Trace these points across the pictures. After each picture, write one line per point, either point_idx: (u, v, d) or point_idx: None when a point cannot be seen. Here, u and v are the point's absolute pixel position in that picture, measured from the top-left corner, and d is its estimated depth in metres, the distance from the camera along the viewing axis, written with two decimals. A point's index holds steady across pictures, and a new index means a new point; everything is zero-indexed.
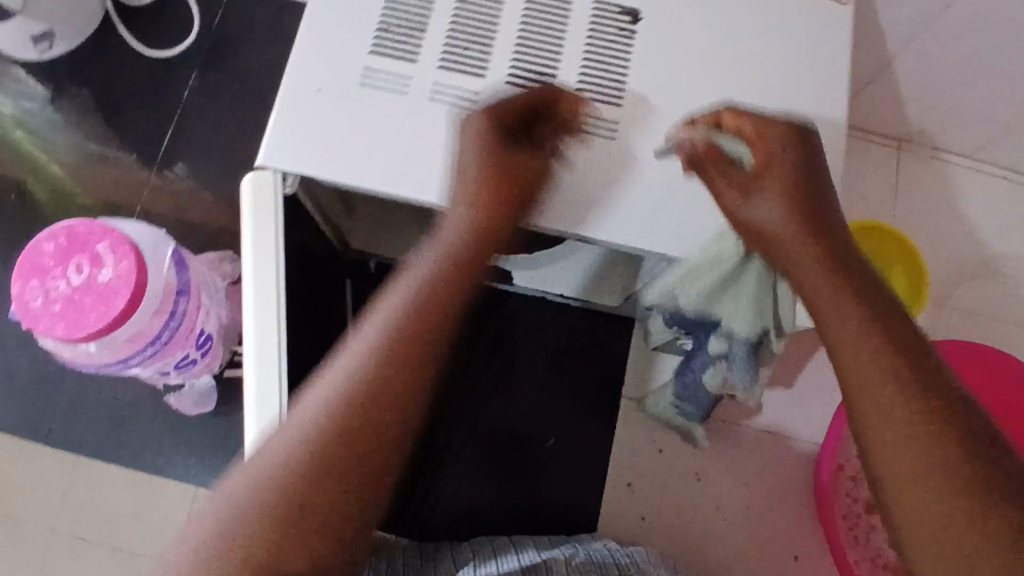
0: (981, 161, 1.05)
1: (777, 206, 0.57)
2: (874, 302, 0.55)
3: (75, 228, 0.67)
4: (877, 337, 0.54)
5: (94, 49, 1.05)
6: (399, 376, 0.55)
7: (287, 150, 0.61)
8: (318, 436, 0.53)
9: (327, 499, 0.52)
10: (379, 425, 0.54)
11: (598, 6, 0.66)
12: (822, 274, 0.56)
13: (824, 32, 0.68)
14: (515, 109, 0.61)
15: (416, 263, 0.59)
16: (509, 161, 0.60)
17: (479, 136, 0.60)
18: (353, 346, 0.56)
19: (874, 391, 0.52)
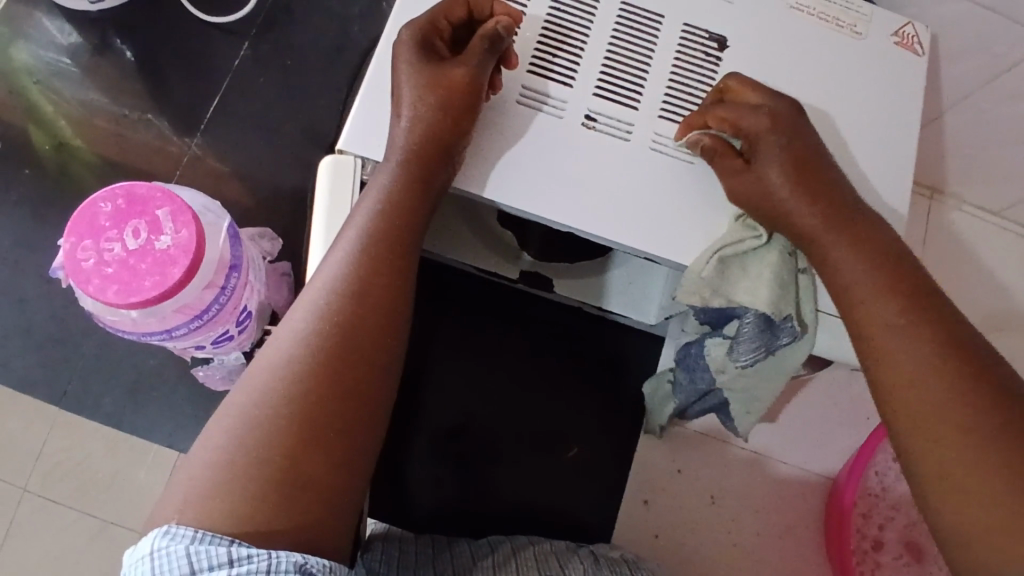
0: (1004, 218, 1.11)
1: (773, 157, 0.59)
2: (863, 238, 0.56)
3: (135, 191, 0.67)
4: (874, 276, 0.54)
5: (145, 15, 1.09)
6: (376, 287, 0.55)
7: (367, 137, 0.60)
8: (300, 358, 0.51)
9: (318, 419, 0.50)
10: (370, 341, 0.53)
11: (687, 29, 0.66)
12: (807, 217, 0.57)
13: (909, 80, 0.69)
14: (438, 28, 0.62)
15: (378, 178, 0.58)
16: (445, 74, 0.60)
17: (406, 51, 0.60)
18: (330, 262, 0.56)
19: (884, 332, 0.52)
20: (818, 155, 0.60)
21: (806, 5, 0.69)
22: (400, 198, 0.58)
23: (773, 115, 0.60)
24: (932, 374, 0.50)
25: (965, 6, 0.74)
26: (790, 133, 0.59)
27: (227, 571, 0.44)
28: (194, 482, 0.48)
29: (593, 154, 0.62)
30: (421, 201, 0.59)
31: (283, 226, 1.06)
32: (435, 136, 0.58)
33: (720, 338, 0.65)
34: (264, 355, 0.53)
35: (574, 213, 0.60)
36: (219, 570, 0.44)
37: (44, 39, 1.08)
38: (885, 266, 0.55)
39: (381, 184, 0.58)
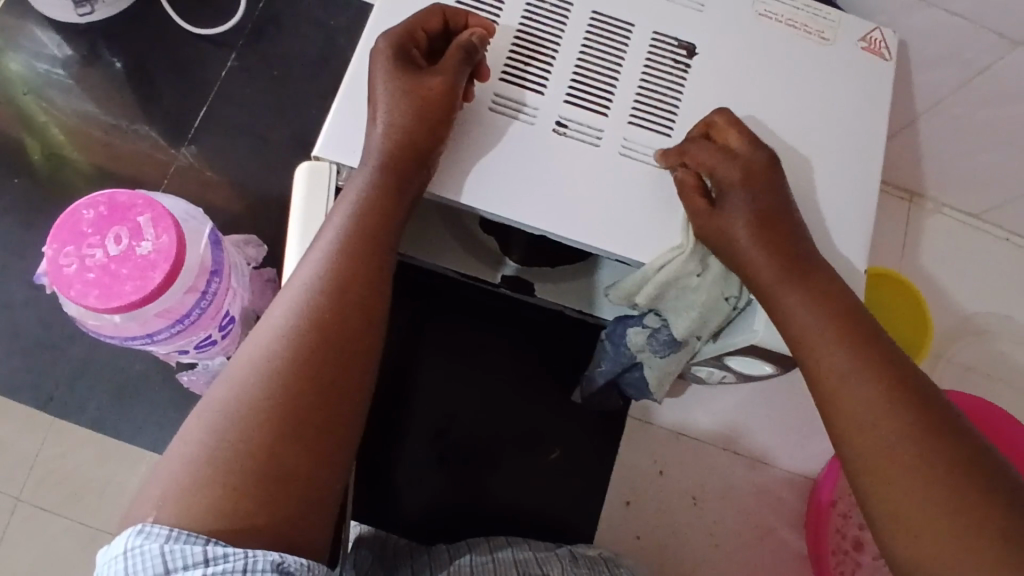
0: (985, 222, 1.12)
1: (738, 206, 0.60)
2: (825, 297, 0.57)
3: (117, 197, 0.69)
4: (832, 332, 0.55)
5: (135, 24, 1.11)
6: (355, 290, 0.56)
7: (343, 144, 0.61)
8: (274, 359, 0.52)
9: (294, 416, 0.50)
10: (349, 338, 0.54)
11: (656, 37, 0.68)
12: (766, 270, 0.58)
13: (874, 84, 0.71)
14: (416, 36, 0.63)
15: (354, 182, 0.60)
16: (421, 82, 0.61)
17: (383, 60, 0.61)
18: (308, 262, 0.57)
19: (841, 380, 0.54)
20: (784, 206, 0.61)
21: (775, 13, 0.71)
22: (378, 199, 0.59)
23: (743, 164, 0.61)
24: (887, 424, 0.51)
25: (934, 12, 0.75)
26: (762, 183, 0.60)
27: (203, 569, 0.45)
28: (174, 479, 0.48)
29: (564, 160, 0.63)
30: (398, 204, 0.60)
31: (271, 232, 1.07)
32: (410, 143, 0.59)
33: (640, 327, 0.73)
34: (243, 354, 0.53)
35: (548, 218, 0.62)
36: (193, 569, 0.45)
37: (35, 50, 1.10)
38: (843, 319, 0.56)
39: (359, 188, 0.59)
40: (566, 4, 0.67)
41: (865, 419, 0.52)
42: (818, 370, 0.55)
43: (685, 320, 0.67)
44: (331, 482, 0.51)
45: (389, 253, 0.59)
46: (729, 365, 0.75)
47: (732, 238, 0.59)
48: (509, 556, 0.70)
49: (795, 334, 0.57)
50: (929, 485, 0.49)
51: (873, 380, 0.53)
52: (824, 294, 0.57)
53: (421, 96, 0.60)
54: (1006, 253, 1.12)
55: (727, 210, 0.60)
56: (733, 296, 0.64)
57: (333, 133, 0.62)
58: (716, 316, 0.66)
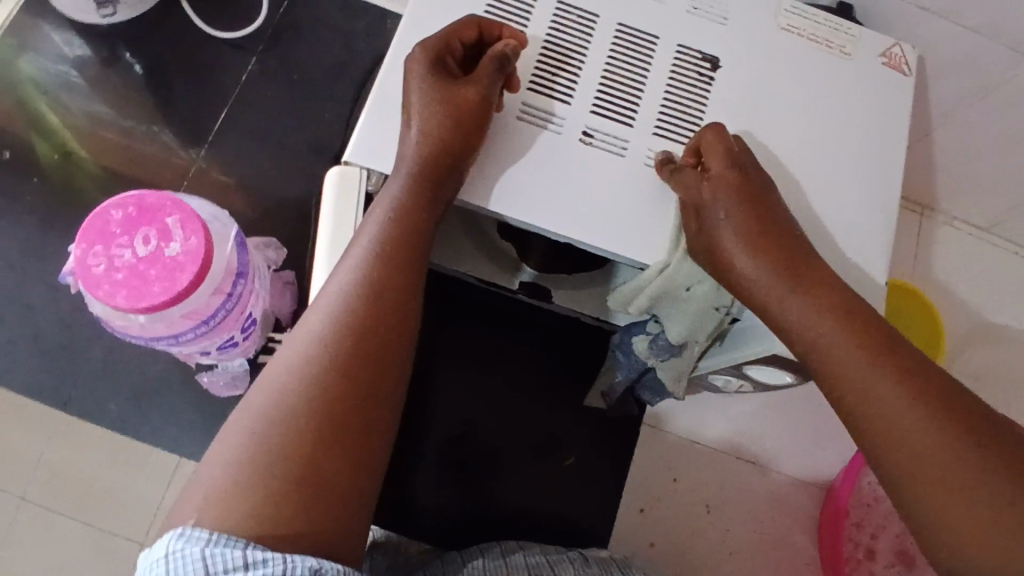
0: (994, 234, 1.13)
1: (724, 218, 0.60)
2: (816, 284, 0.57)
3: (145, 199, 0.69)
4: (829, 317, 0.55)
5: (154, 28, 1.12)
6: (390, 297, 0.56)
7: (372, 149, 0.62)
8: (312, 365, 0.52)
9: (332, 419, 0.51)
10: (383, 342, 0.55)
11: (680, 50, 0.69)
12: (755, 267, 0.58)
13: (893, 97, 0.72)
14: (450, 47, 0.64)
15: (389, 189, 0.60)
16: (455, 93, 0.62)
17: (419, 69, 0.62)
18: (343, 267, 0.57)
19: (851, 374, 0.52)
20: (771, 206, 0.61)
21: (796, 26, 0.72)
22: (412, 207, 0.60)
23: (724, 178, 0.61)
24: (908, 411, 0.50)
25: (952, 28, 0.76)
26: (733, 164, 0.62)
27: (243, 574, 0.45)
28: (215, 482, 0.48)
29: (593, 170, 0.64)
30: (430, 210, 0.61)
31: (287, 236, 1.08)
32: (446, 150, 0.60)
33: (642, 334, 0.75)
34: (280, 358, 0.54)
35: (576, 227, 0.62)
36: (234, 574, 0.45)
37: (53, 52, 1.10)
38: (840, 305, 0.55)
39: (393, 195, 0.60)
40: (593, 16, 0.68)
41: (873, 400, 0.51)
42: (829, 369, 0.54)
43: (681, 324, 0.68)
44: (366, 488, 0.51)
45: (422, 261, 0.60)
46: (748, 374, 0.75)
47: (719, 245, 0.60)
48: (527, 558, 0.70)
49: (791, 327, 0.57)
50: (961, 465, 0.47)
51: (883, 365, 0.52)
52: (820, 287, 0.57)
53: (458, 106, 0.62)
54: (1015, 265, 1.13)
55: (713, 222, 0.60)
56: (723, 305, 0.65)
57: (364, 139, 0.62)
58: (711, 321, 0.67)
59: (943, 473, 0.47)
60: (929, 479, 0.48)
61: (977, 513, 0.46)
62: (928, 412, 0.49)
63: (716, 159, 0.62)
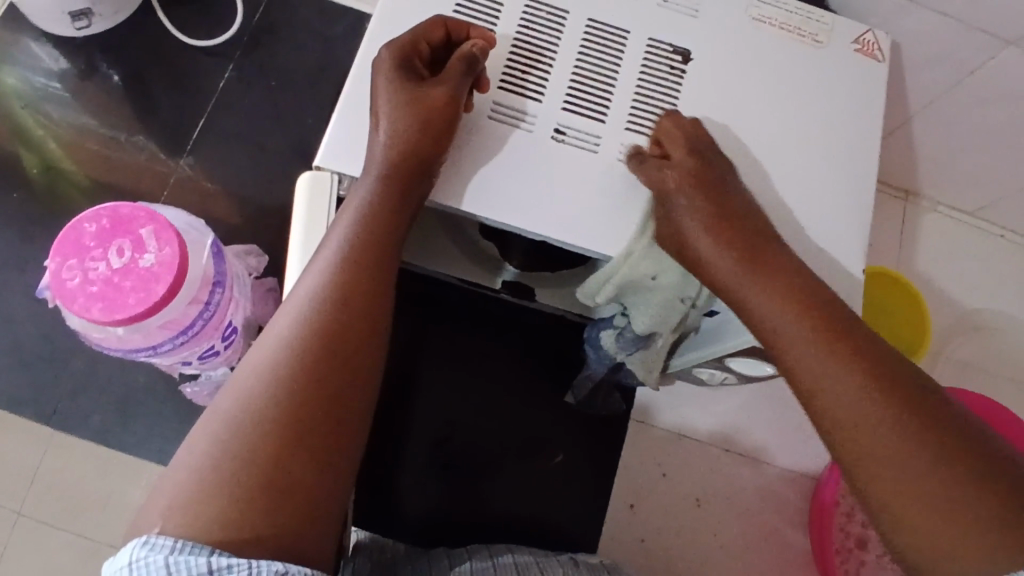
0: (979, 219, 1.13)
1: (684, 205, 0.60)
2: (787, 283, 0.57)
3: (119, 210, 0.69)
4: (796, 313, 0.55)
5: (132, 37, 1.12)
6: (359, 300, 0.56)
7: (343, 154, 0.62)
8: (281, 371, 0.52)
9: (300, 425, 0.51)
10: (352, 345, 0.55)
11: (651, 44, 0.69)
12: (726, 262, 0.59)
13: (866, 85, 0.72)
14: (418, 48, 0.63)
15: (358, 192, 0.60)
16: (422, 94, 0.61)
17: (386, 71, 0.61)
18: (312, 271, 0.57)
19: (814, 368, 0.53)
20: (736, 199, 0.61)
21: (768, 16, 0.72)
22: (381, 208, 0.60)
23: (682, 166, 0.61)
24: (875, 414, 0.50)
25: (926, 14, 0.76)
26: (694, 152, 0.62)
27: None
28: (181, 487, 0.48)
29: (565, 167, 0.63)
30: (400, 213, 0.61)
31: (270, 243, 1.07)
32: (413, 153, 0.60)
33: (611, 328, 0.78)
34: (248, 364, 0.53)
35: (547, 225, 0.62)
36: None
37: (31, 64, 1.10)
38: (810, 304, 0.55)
39: (362, 198, 0.60)
40: (562, 12, 0.68)
41: (837, 398, 0.51)
42: (793, 361, 0.54)
43: (648, 315, 0.69)
44: (334, 493, 0.51)
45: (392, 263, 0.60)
46: (729, 366, 0.75)
47: (690, 242, 0.60)
48: (503, 561, 0.71)
49: (761, 326, 0.57)
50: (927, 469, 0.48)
51: (865, 379, 0.51)
52: (795, 289, 0.56)
53: (425, 108, 0.60)
54: (1000, 249, 1.13)
55: (677, 213, 0.61)
56: (689, 296, 0.66)
57: (335, 144, 0.62)
58: (676, 312, 0.68)
59: (908, 482, 0.48)
60: (899, 482, 0.48)
61: (939, 522, 0.46)
62: (900, 420, 0.50)
63: (675, 148, 0.63)
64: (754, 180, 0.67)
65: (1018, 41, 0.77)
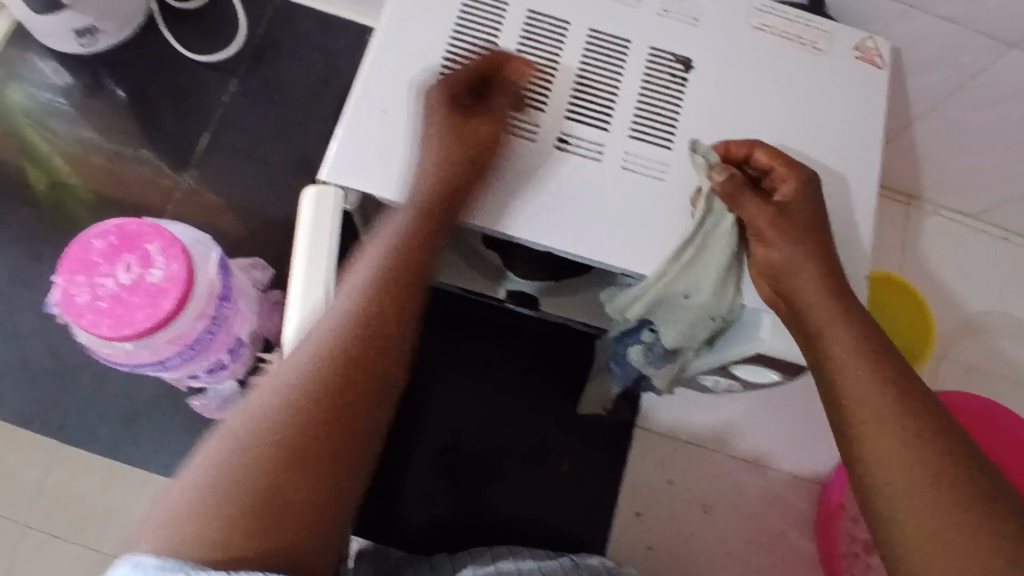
0: (983, 222, 1.13)
1: (789, 239, 0.60)
2: (855, 324, 0.58)
3: (126, 227, 0.69)
4: (863, 355, 0.57)
5: (136, 53, 1.13)
6: (393, 325, 0.58)
7: (348, 166, 0.62)
8: (308, 390, 0.53)
9: (301, 449, 0.51)
10: (378, 365, 0.56)
11: (653, 53, 0.69)
12: (807, 294, 0.59)
13: (867, 92, 0.72)
14: (460, 83, 0.64)
15: (394, 221, 0.62)
16: (469, 132, 0.64)
17: (438, 104, 0.64)
18: (345, 293, 0.59)
19: (868, 406, 0.55)
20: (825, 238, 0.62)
21: (769, 25, 0.72)
22: (415, 237, 0.62)
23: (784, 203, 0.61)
24: (913, 460, 0.53)
25: (926, 20, 0.77)
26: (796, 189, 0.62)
27: None
28: (194, 500, 0.49)
29: (568, 176, 0.64)
30: (426, 247, 0.62)
31: (275, 256, 1.08)
32: (449, 187, 0.62)
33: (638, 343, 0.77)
34: (274, 380, 0.54)
35: (552, 237, 0.63)
36: None
37: (37, 82, 1.11)
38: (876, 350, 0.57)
39: (395, 228, 0.62)
40: (563, 23, 0.68)
41: (883, 438, 0.54)
42: (848, 396, 0.56)
43: (676, 332, 0.68)
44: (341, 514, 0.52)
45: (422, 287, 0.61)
46: (734, 373, 0.75)
47: (776, 266, 0.60)
48: (509, 566, 0.70)
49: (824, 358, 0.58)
50: (949, 520, 0.50)
51: (911, 427, 0.54)
52: (862, 331, 0.58)
53: (465, 143, 0.63)
54: (1004, 252, 1.13)
55: (774, 243, 0.60)
56: (719, 315, 0.64)
57: (341, 158, 0.62)
58: (704, 331, 0.67)
59: (929, 526, 0.51)
60: (914, 521, 0.51)
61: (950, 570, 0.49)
62: (930, 463, 0.52)
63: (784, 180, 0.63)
64: None
65: (1019, 43, 0.77)
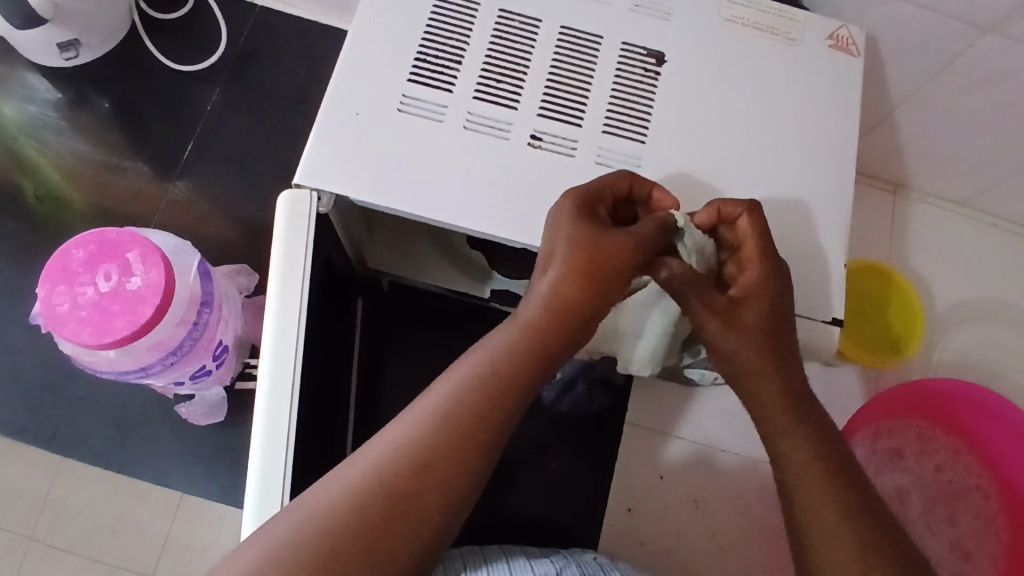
0: (971, 209, 1.12)
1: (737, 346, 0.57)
2: (819, 443, 0.56)
3: (105, 235, 0.70)
4: (819, 477, 0.55)
5: (121, 65, 1.14)
6: (461, 450, 0.54)
7: (322, 170, 0.63)
8: (363, 498, 0.52)
9: (345, 566, 0.50)
10: (441, 491, 0.53)
11: (624, 48, 0.69)
12: (771, 403, 0.57)
13: (840, 81, 0.72)
14: (603, 196, 0.60)
15: (494, 336, 0.57)
16: (603, 239, 0.57)
17: (571, 215, 0.58)
18: (426, 401, 0.56)
19: (821, 533, 0.54)
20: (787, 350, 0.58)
21: (740, 17, 0.72)
22: (512, 358, 0.56)
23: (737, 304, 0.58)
24: None
25: (898, 6, 0.77)
26: (765, 301, 0.58)
27: None
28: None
29: (543, 173, 0.65)
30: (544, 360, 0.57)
31: (262, 262, 1.08)
32: (575, 305, 0.56)
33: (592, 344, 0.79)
34: (336, 478, 0.54)
35: (528, 232, 0.63)
36: None
37: (23, 96, 1.12)
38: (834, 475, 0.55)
39: (494, 341, 0.57)
40: (534, 22, 0.69)
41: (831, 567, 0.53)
42: (800, 517, 0.55)
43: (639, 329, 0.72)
44: None
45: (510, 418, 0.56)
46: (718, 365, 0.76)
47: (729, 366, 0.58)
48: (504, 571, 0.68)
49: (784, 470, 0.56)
50: None
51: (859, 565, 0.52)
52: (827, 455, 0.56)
53: (600, 256, 0.56)
54: (993, 238, 1.12)
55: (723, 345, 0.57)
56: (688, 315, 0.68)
57: (317, 163, 0.63)
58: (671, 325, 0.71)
59: None
60: None
61: None
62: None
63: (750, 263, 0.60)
64: (733, 179, 0.67)
65: (995, 28, 0.77)
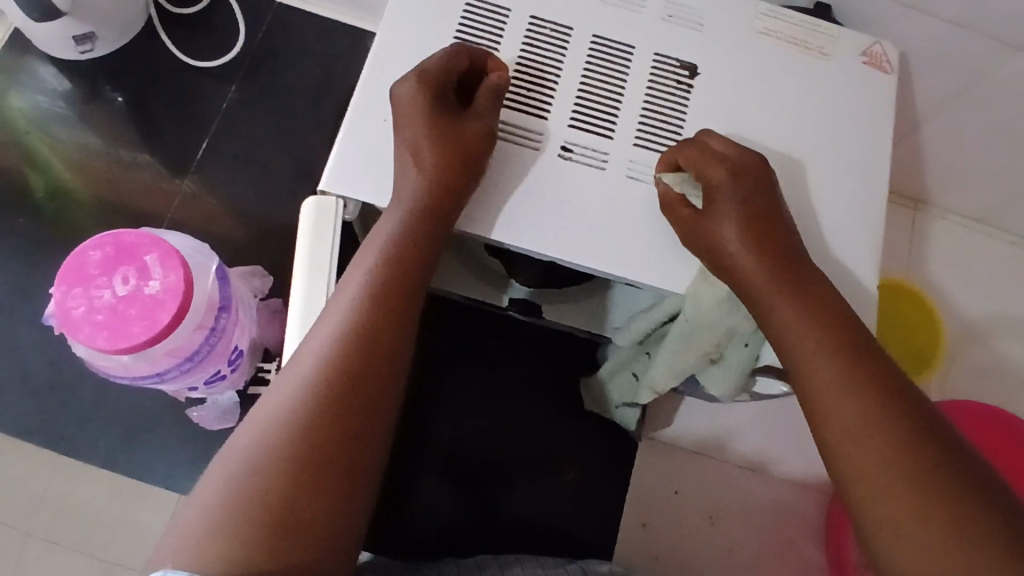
0: (989, 226, 1.12)
1: (737, 246, 0.58)
2: (819, 309, 0.56)
3: (122, 237, 0.68)
4: (821, 344, 0.55)
5: (135, 60, 1.12)
6: (387, 322, 0.56)
7: (347, 175, 0.62)
8: (316, 381, 0.53)
9: (329, 436, 0.51)
10: (383, 354, 0.55)
11: (656, 59, 0.68)
12: (756, 277, 0.57)
13: (874, 97, 0.71)
14: (445, 82, 0.62)
15: (386, 222, 0.59)
16: (462, 128, 0.61)
17: (415, 103, 0.60)
18: (343, 292, 0.57)
19: (839, 399, 0.53)
20: (781, 229, 0.60)
21: (774, 29, 0.71)
22: (413, 236, 0.59)
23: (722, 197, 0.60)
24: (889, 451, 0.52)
25: (933, 23, 0.75)
26: (748, 190, 0.60)
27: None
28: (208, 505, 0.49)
29: (574, 185, 0.63)
30: (439, 235, 0.60)
31: (275, 263, 1.07)
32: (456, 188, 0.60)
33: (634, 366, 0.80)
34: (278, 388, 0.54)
35: (558, 247, 0.62)
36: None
37: (35, 89, 1.10)
38: (835, 338, 0.55)
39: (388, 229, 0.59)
40: (566, 29, 0.67)
41: (856, 432, 0.53)
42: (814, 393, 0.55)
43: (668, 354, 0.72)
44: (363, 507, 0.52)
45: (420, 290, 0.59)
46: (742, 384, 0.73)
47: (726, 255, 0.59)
48: None
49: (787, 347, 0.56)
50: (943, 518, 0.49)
51: (881, 417, 0.52)
52: (829, 320, 0.56)
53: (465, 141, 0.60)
54: (1011, 256, 1.11)
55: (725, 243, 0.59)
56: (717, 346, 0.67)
57: (343, 170, 0.61)
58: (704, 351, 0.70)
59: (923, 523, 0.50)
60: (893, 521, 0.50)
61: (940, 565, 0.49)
62: (900, 435, 0.52)
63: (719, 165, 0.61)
64: None
65: None
